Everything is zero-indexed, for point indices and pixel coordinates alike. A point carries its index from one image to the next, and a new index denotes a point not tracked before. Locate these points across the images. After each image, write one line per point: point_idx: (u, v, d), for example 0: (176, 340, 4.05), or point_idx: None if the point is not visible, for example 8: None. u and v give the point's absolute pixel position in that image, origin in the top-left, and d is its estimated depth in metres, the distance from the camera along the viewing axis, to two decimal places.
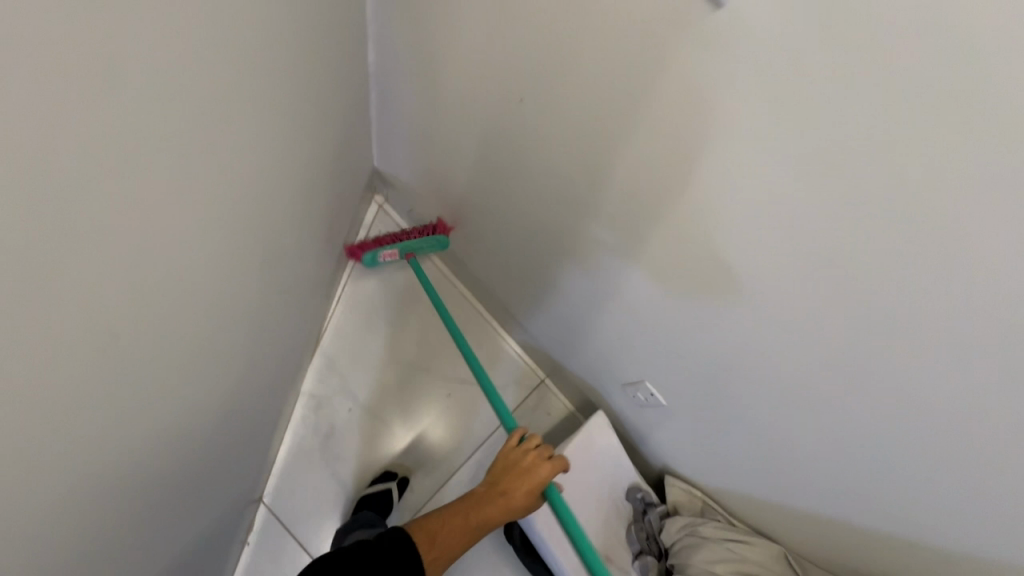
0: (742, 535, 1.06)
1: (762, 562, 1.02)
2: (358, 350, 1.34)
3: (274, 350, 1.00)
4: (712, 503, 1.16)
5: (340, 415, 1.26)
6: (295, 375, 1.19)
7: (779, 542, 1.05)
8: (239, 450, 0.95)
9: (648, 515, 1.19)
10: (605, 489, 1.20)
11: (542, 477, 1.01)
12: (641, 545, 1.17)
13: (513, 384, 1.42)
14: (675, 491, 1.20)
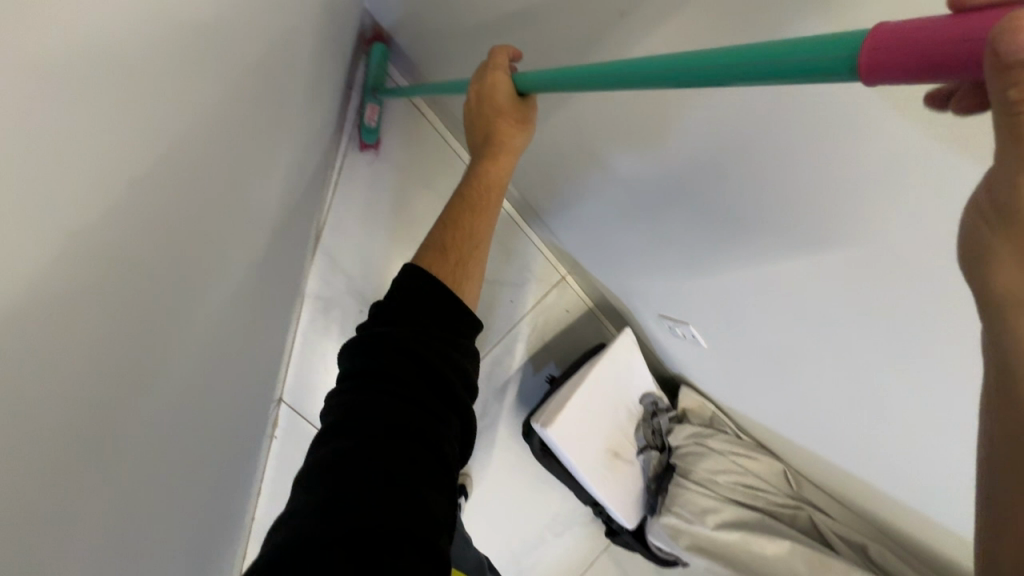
0: (747, 450, 1.11)
1: (763, 475, 1.09)
2: (362, 245, 1.19)
3: (275, 267, 0.87)
4: (722, 414, 1.18)
5: (350, 315, 1.18)
6: (298, 278, 1.08)
7: (781, 459, 1.10)
8: (253, 374, 0.89)
9: (658, 418, 1.24)
10: (623, 397, 1.21)
11: (508, 92, 0.66)
12: (646, 441, 1.24)
13: (534, 282, 1.32)
14: (687, 398, 1.23)
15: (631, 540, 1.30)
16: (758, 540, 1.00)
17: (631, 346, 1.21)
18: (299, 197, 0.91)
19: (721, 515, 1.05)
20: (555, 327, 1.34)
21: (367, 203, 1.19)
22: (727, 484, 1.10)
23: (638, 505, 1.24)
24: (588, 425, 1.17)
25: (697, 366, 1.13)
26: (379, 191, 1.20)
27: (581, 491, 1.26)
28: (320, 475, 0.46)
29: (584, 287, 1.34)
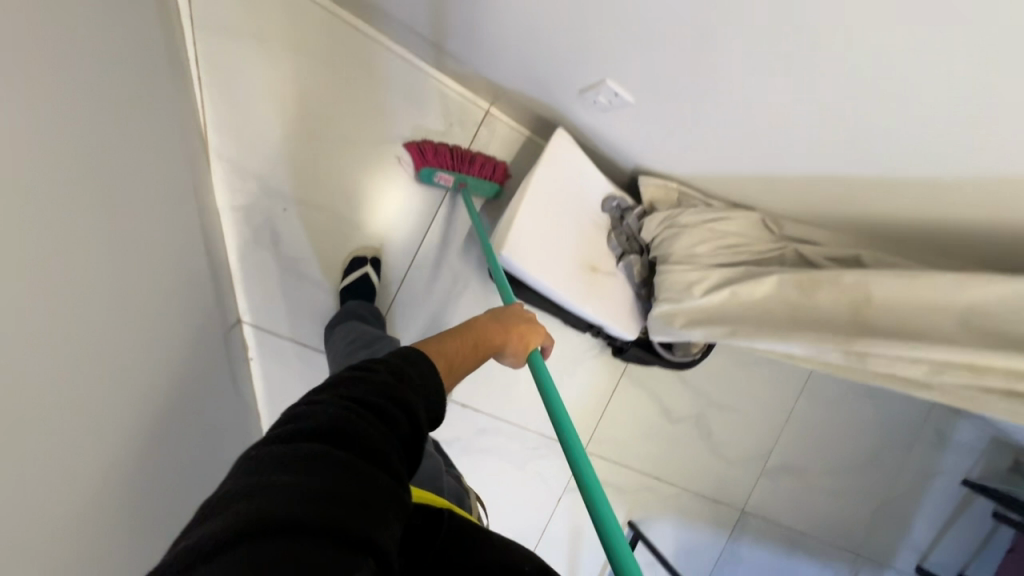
0: (719, 213, 1.03)
1: (742, 231, 1.02)
2: (257, 140, 1.08)
3: (151, 175, 0.79)
4: (688, 190, 1.11)
5: (278, 218, 1.11)
6: (200, 190, 0.99)
7: (755, 210, 1.03)
8: (179, 290, 0.84)
9: (626, 221, 1.17)
10: (582, 207, 1.14)
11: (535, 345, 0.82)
12: (623, 248, 1.18)
13: (458, 126, 1.21)
14: (650, 188, 1.14)
15: (639, 351, 1.32)
16: (747, 288, 0.93)
17: (570, 147, 1.11)
18: (145, 92, 0.81)
19: (708, 282, 0.99)
20: (498, 168, 1.24)
21: (246, 91, 1.07)
22: (710, 254, 1.02)
23: (632, 313, 1.21)
24: (548, 245, 1.09)
25: (637, 138, 1.03)
26: (254, 74, 1.07)
27: (570, 315, 1.24)
28: (278, 473, 0.35)
29: (515, 113, 1.22)
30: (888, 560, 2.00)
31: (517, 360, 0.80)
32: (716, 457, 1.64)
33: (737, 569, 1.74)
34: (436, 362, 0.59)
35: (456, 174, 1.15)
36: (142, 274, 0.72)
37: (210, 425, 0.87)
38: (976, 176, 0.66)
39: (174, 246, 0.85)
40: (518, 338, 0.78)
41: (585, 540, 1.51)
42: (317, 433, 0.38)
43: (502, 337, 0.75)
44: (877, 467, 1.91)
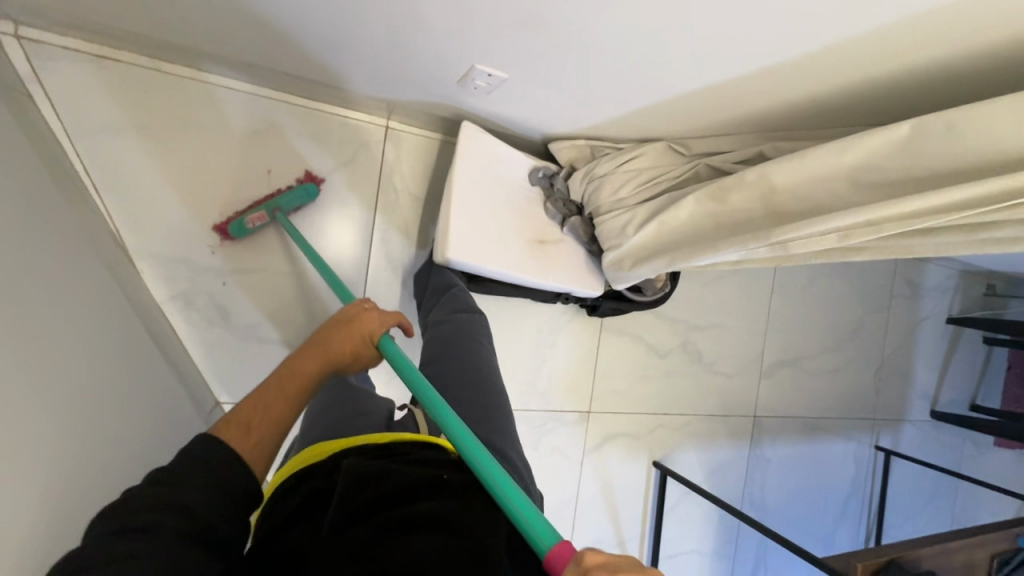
0: (631, 151, 1.08)
1: (655, 163, 1.07)
2: (173, 228, 1.09)
3: (86, 306, 0.80)
4: (597, 142, 1.17)
5: (220, 293, 1.12)
6: (135, 295, 1.00)
7: (660, 137, 1.08)
8: (146, 403, 0.87)
9: (556, 185, 1.20)
10: (509, 190, 1.16)
11: (376, 326, 0.79)
12: (562, 213, 1.21)
13: (363, 150, 1.23)
14: (564, 150, 1.20)
15: (611, 303, 1.37)
16: (668, 216, 0.96)
17: (480, 135, 1.13)
18: (51, 224, 0.81)
19: (637, 220, 1.03)
20: (414, 176, 1.28)
21: (145, 185, 1.07)
22: (632, 193, 1.07)
23: (590, 270, 1.24)
24: (490, 233, 1.12)
25: (526, 106, 1.06)
26: (150, 167, 1.07)
27: (538, 293, 1.27)
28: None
29: (413, 120, 1.24)
30: (904, 415, 2.10)
31: (367, 353, 0.78)
32: (714, 376, 1.70)
33: (768, 471, 1.82)
34: (224, 438, 0.58)
35: (262, 206, 1.10)
36: (94, 397, 0.73)
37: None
38: (842, 50, 0.69)
39: (127, 359, 0.87)
40: (347, 337, 0.75)
41: (617, 493, 1.56)
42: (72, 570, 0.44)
43: (320, 350, 0.72)
44: (865, 335, 2.00)
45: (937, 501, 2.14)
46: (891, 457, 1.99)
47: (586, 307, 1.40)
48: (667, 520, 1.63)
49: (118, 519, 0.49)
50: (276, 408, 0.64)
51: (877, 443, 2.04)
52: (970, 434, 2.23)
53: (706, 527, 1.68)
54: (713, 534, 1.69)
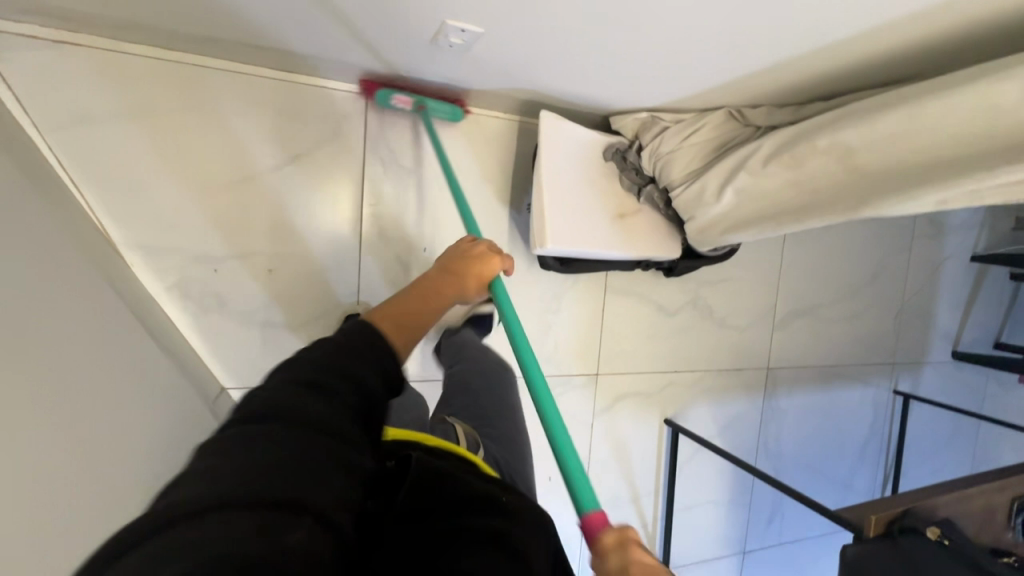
0: (696, 126, 1.12)
1: (718, 134, 1.12)
2: (157, 218, 1.06)
3: (74, 312, 0.80)
4: (659, 112, 1.19)
5: (213, 281, 1.11)
6: (126, 290, 0.99)
7: (722, 107, 1.12)
8: (145, 400, 0.87)
9: (631, 159, 1.22)
10: (579, 166, 1.15)
11: (491, 272, 0.91)
12: (637, 184, 1.24)
13: (346, 122, 1.17)
14: (627, 125, 1.21)
15: (687, 262, 1.39)
16: (752, 181, 1.00)
17: (557, 123, 1.12)
18: (27, 224, 0.79)
19: (713, 185, 1.07)
20: (402, 147, 1.22)
21: (124, 175, 1.04)
22: (702, 166, 1.13)
23: (666, 236, 1.28)
24: (579, 218, 1.13)
25: (508, 60, 0.98)
26: (126, 156, 1.03)
27: (617, 266, 1.29)
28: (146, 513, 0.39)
29: (395, 87, 1.17)
30: (925, 358, 2.05)
31: (477, 291, 0.90)
32: (726, 331, 1.67)
33: (784, 421, 1.81)
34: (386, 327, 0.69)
35: (414, 95, 1.15)
36: (86, 401, 0.73)
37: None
38: None
39: (123, 355, 0.86)
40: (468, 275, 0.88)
41: (630, 451, 1.57)
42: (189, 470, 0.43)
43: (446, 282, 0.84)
44: (885, 279, 1.92)
45: (957, 441, 2.12)
46: (910, 400, 1.96)
47: (662, 269, 1.44)
48: (681, 474, 1.64)
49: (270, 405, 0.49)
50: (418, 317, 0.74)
51: (896, 387, 2.00)
52: (994, 373, 2.18)
53: (721, 479, 1.70)
54: (728, 484, 1.71)
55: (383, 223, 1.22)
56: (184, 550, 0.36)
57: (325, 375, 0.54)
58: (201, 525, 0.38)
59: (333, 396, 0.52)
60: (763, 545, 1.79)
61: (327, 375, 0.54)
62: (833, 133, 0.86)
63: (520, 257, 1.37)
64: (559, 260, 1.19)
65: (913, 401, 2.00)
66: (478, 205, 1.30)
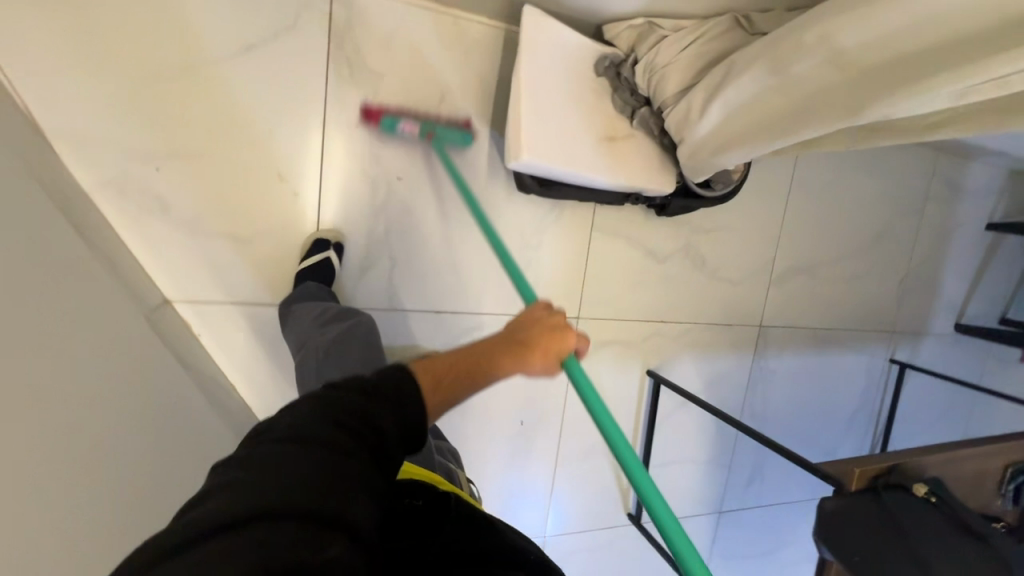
0: (696, 34, 0.99)
1: (719, 44, 0.98)
2: (90, 105, 0.95)
3: None
4: (656, 18, 1.04)
5: (155, 182, 1.01)
6: (52, 178, 0.89)
7: (727, 12, 0.98)
8: (64, 294, 0.79)
9: (624, 75, 1.10)
10: (565, 76, 1.03)
11: (568, 348, 0.77)
12: (631, 105, 1.12)
13: (309, 13, 1.04)
14: (621, 36, 1.08)
15: (680, 201, 1.29)
16: (732, 95, 0.88)
17: (542, 21, 0.99)
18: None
19: (698, 104, 0.95)
20: (371, 48, 1.10)
21: (49, 53, 0.92)
22: (699, 81, 1.00)
23: (659, 165, 1.17)
24: (560, 134, 1.02)
25: None
26: (53, 30, 0.92)
27: (602, 195, 1.18)
28: (185, 519, 0.44)
29: None
30: (926, 328, 1.96)
31: (547, 372, 0.76)
32: (719, 283, 1.57)
33: (772, 383, 1.73)
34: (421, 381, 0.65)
35: (421, 125, 1.11)
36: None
37: (138, 409, 0.86)
38: None
39: (41, 240, 0.77)
40: (536, 343, 0.75)
41: (608, 402, 1.50)
42: (221, 483, 0.47)
43: (513, 349, 0.74)
44: (892, 241, 1.81)
45: (949, 415, 2.06)
46: (906, 369, 1.89)
47: (654, 208, 1.33)
48: (660, 428, 1.57)
49: (329, 415, 0.55)
50: (460, 382, 0.68)
51: (892, 356, 1.92)
52: (995, 349, 2.09)
53: (701, 437, 1.63)
54: (708, 443, 1.64)
55: (349, 131, 1.11)
56: (213, 569, 0.39)
57: (355, 408, 0.57)
58: (236, 543, 0.41)
59: (359, 436, 0.55)
60: (740, 506, 1.74)
61: (356, 410, 0.57)
62: (825, 25, 0.72)
63: (500, 184, 1.26)
64: (538, 180, 1.07)
65: (910, 371, 1.92)
66: (456, 122, 1.19)
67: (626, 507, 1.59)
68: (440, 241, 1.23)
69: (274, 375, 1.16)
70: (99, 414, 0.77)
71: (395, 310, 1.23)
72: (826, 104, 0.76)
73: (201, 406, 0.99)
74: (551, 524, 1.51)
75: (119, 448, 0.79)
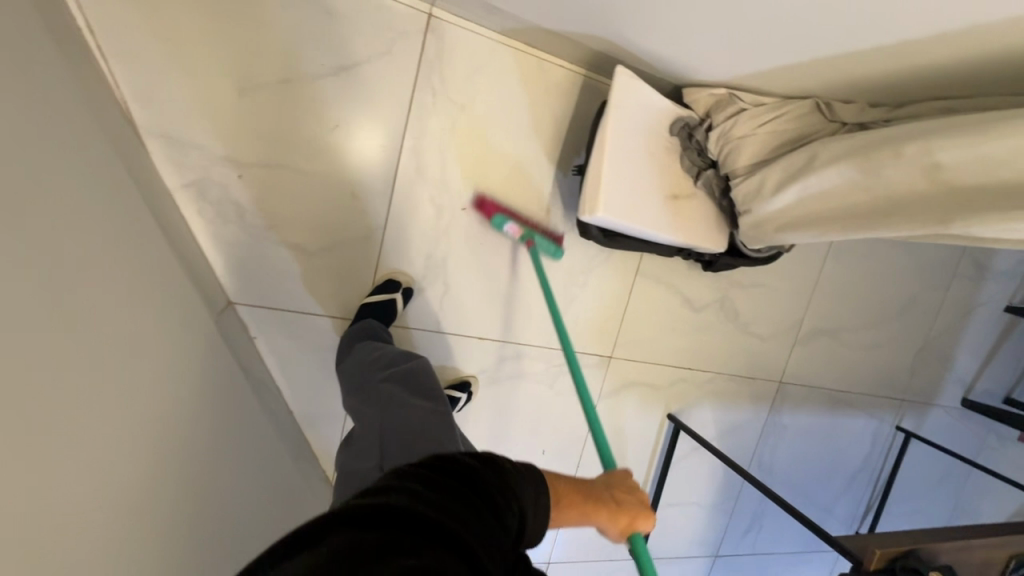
0: (775, 112, 1.03)
1: (797, 125, 1.01)
2: (185, 107, 0.98)
3: (93, 186, 0.73)
4: (737, 90, 1.08)
5: (234, 187, 1.03)
6: (143, 176, 0.91)
7: (808, 95, 1.01)
8: (152, 295, 0.81)
9: (695, 138, 1.12)
10: (644, 135, 1.07)
11: (642, 525, 0.78)
12: (698, 166, 1.15)
13: (404, 40, 1.07)
14: (699, 100, 1.11)
15: (727, 259, 1.32)
16: (812, 181, 0.90)
17: (631, 82, 1.04)
18: (55, 81, 0.72)
19: (771, 182, 0.98)
20: (456, 79, 1.12)
21: (154, 53, 0.94)
22: (772, 157, 1.03)
23: (716, 228, 1.20)
24: (633, 191, 1.05)
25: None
26: (162, 31, 0.94)
27: (658, 248, 1.22)
28: (370, 501, 0.47)
29: (460, 10, 1.07)
30: (934, 400, 2.01)
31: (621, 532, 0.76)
32: (747, 337, 1.61)
33: (783, 438, 1.77)
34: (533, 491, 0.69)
35: (523, 232, 1.19)
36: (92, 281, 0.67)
37: (215, 408, 0.89)
38: None
39: (134, 242, 0.79)
40: (619, 503, 0.77)
41: (627, 441, 1.53)
42: (397, 482, 0.51)
43: (599, 496, 0.76)
44: (914, 314, 1.86)
45: (944, 486, 2.11)
46: (910, 438, 1.93)
47: (700, 262, 1.37)
48: (672, 471, 1.61)
49: (470, 465, 0.57)
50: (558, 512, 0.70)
51: (899, 424, 1.97)
52: (996, 427, 2.14)
53: (709, 482, 1.67)
54: (715, 489, 1.68)
55: (423, 156, 1.14)
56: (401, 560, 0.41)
57: (506, 469, 0.60)
58: (419, 543, 0.44)
59: (506, 496, 0.57)
60: (735, 553, 1.78)
61: (505, 471, 0.60)
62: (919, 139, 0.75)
63: (556, 222, 1.29)
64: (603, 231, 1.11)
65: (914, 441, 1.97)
66: (525, 159, 1.22)
67: (629, 543, 1.62)
68: (492, 272, 1.26)
69: (316, 381, 1.18)
70: (190, 414, 0.80)
71: (442, 332, 1.26)
72: (905, 209, 0.79)
73: (253, 411, 1.02)
74: (555, 551, 1.54)
75: (207, 445, 0.82)
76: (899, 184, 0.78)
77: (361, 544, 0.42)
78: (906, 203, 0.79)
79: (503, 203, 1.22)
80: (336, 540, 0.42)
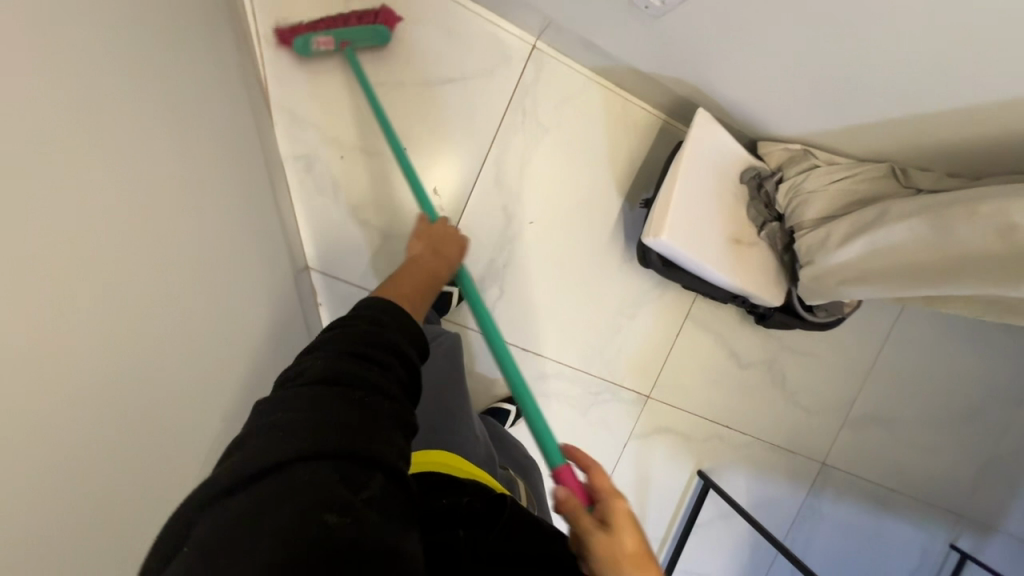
0: (849, 171, 1.05)
1: (870, 185, 1.03)
2: (311, 91, 1.12)
3: (228, 130, 0.85)
4: (812, 148, 1.12)
5: (335, 165, 1.15)
6: (265, 140, 1.04)
7: (884, 160, 1.04)
8: (255, 230, 0.90)
9: (764, 189, 1.16)
10: (716, 176, 1.12)
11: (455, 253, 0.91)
12: (763, 217, 1.18)
13: (507, 64, 1.20)
14: (773, 155, 1.16)
15: (782, 316, 1.31)
16: (881, 235, 0.91)
17: (710, 125, 1.10)
18: (213, 41, 0.85)
19: (839, 234, 0.99)
20: (546, 104, 1.23)
21: (298, 45, 1.11)
22: (841, 213, 1.05)
23: (774, 279, 1.21)
24: (697, 225, 1.09)
25: (692, 40, 0.98)
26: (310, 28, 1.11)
27: (713, 290, 1.24)
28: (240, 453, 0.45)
29: (561, 46, 1.19)
30: (997, 524, 1.81)
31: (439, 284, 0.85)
32: (794, 407, 1.55)
33: (820, 525, 1.64)
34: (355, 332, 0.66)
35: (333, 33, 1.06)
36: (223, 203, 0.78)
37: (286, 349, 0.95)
38: None
39: (252, 186, 0.90)
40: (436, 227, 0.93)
41: (651, 489, 1.48)
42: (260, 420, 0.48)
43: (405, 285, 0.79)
44: (979, 421, 1.73)
45: None
46: (966, 560, 1.73)
47: (753, 315, 1.36)
48: (693, 534, 1.52)
49: (317, 355, 0.54)
50: None
51: (954, 542, 1.78)
52: None
53: (733, 555, 1.55)
54: (739, 566, 1.56)
55: (505, 166, 1.23)
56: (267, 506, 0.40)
57: (364, 349, 0.55)
58: (282, 495, 0.41)
59: (372, 372, 0.54)
60: None
61: (364, 353, 0.54)
62: (998, 199, 0.76)
63: (616, 250, 1.33)
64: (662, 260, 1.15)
65: (970, 564, 1.77)
66: (597, 187, 1.29)
67: None
68: (548, 287, 1.31)
69: None
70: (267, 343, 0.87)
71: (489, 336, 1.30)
72: (976, 268, 0.78)
73: None
74: None
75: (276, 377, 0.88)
76: (973, 241, 0.79)
77: (226, 517, 0.40)
78: (979, 260, 0.78)
79: (567, 223, 1.29)
80: (205, 520, 0.40)
